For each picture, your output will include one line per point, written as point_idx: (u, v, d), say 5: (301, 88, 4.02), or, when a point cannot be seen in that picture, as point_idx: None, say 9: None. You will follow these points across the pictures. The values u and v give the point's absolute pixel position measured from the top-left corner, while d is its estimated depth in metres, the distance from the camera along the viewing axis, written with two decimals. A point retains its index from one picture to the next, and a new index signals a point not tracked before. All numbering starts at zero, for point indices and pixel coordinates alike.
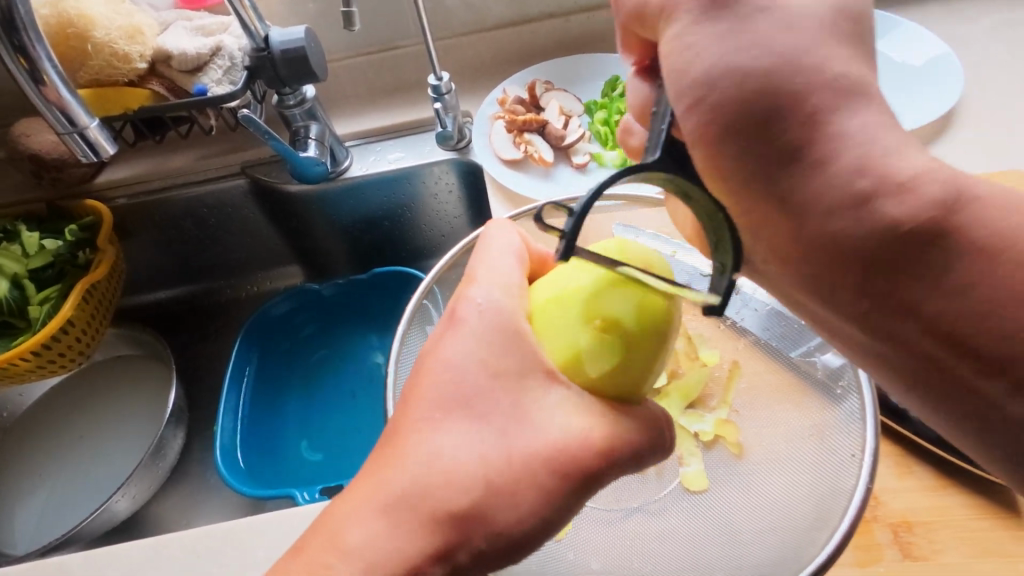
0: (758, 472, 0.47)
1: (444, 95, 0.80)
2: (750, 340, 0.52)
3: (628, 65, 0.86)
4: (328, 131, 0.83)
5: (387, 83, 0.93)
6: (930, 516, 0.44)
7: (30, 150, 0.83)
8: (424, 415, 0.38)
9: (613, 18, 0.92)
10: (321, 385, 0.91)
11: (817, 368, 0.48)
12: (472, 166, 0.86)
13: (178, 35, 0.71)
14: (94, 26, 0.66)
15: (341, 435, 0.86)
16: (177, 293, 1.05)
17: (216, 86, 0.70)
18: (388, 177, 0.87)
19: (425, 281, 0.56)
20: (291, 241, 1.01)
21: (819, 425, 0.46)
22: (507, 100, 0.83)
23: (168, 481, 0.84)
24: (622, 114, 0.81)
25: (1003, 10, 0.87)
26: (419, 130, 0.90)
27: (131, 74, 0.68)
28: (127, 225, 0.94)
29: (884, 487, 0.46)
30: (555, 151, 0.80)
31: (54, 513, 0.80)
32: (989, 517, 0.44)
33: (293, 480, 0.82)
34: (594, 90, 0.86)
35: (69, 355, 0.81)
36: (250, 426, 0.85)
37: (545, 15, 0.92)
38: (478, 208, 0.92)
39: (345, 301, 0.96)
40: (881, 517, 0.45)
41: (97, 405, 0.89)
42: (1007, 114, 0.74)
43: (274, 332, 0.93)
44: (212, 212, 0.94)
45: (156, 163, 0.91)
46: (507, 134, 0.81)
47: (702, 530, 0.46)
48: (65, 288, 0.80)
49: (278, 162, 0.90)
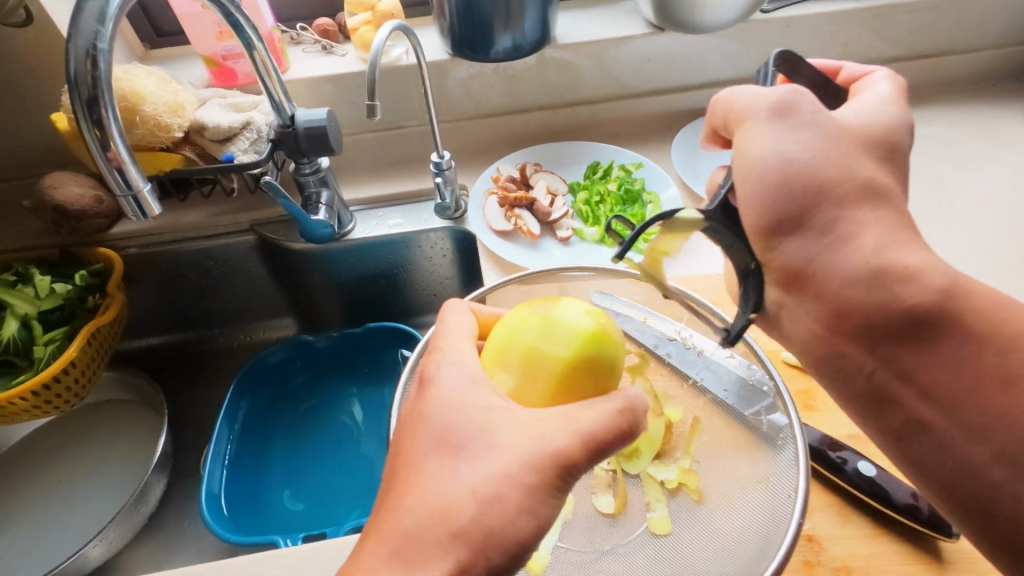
0: (714, 515, 0.52)
1: (445, 170, 0.90)
2: (709, 398, 0.59)
3: (607, 153, 0.98)
4: (337, 197, 0.91)
5: (393, 157, 1.04)
6: (866, 561, 0.50)
7: (55, 201, 0.89)
8: (428, 463, 0.42)
9: (594, 113, 1.06)
10: (306, 438, 0.94)
11: (765, 424, 0.54)
12: (466, 233, 0.94)
13: (213, 110, 0.80)
14: (143, 101, 0.73)
15: (325, 485, 0.88)
16: (170, 339, 1.08)
17: (243, 155, 0.79)
18: (387, 240, 0.95)
19: (421, 342, 0.60)
20: (289, 294, 1.06)
21: (766, 474, 0.52)
22: (500, 178, 0.94)
23: (146, 529, 0.84)
24: (601, 195, 0.91)
25: (922, 125, 1.03)
26: (418, 199, 0.99)
27: (169, 141, 0.76)
28: (133, 273, 0.98)
29: (827, 534, 0.52)
30: (541, 224, 0.90)
31: (23, 558, 0.79)
32: (916, 563, 0.50)
33: (273, 528, 0.83)
34: (578, 172, 0.98)
35: (64, 396, 0.83)
36: (236, 473, 0.87)
37: (535, 106, 1.05)
38: (470, 270, 0.99)
39: (336, 353, 1.00)
40: (825, 561, 0.50)
41: (80, 448, 0.89)
42: (927, 210, 0.87)
43: (267, 381, 0.96)
44: (217, 264, 1.00)
45: (169, 217, 0.97)
46: (499, 208, 0.90)
47: (664, 567, 0.50)
48: (71, 330, 0.84)
49: (287, 222, 0.97)
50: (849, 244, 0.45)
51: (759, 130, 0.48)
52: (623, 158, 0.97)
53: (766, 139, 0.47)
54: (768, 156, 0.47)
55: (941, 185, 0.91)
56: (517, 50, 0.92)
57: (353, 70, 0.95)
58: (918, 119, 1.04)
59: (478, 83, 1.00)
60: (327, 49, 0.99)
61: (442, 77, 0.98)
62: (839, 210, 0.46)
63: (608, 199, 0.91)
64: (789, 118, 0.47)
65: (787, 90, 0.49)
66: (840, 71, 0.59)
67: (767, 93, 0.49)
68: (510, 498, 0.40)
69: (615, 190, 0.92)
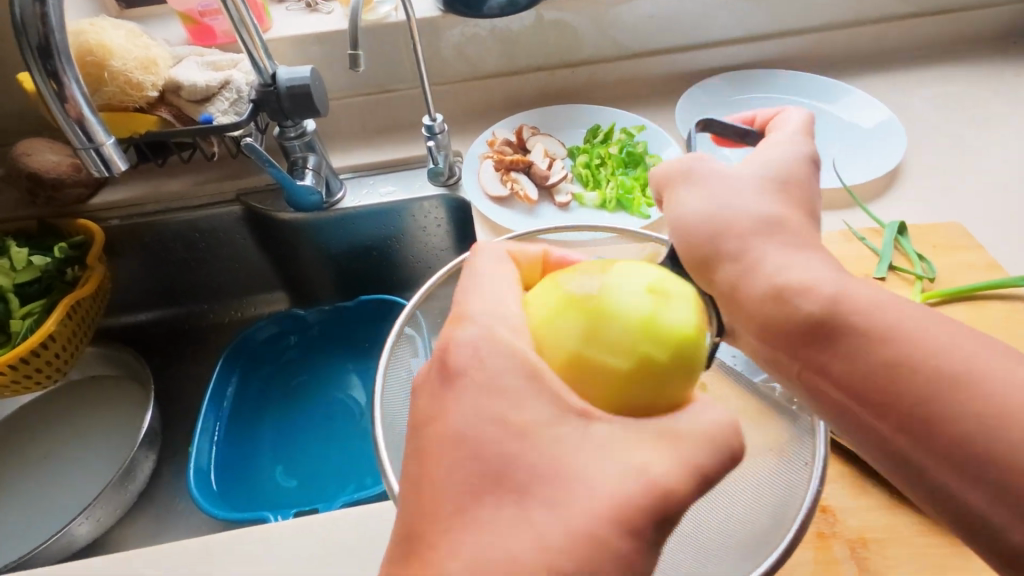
0: (723, 487, 0.50)
1: (437, 134, 0.85)
2: (716, 365, 0.55)
3: (608, 116, 0.93)
4: (325, 163, 0.87)
5: (383, 123, 0.99)
6: (884, 533, 0.47)
7: (29, 168, 0.85)
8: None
9: (595, 74, 1.01)
10: (298, 414, 0.91)
11: (776, 392, 0.51)
12: (461, 202, 0.90)
13: (190, 68, 0.75)
14: (112, 56, 0.69)
15: (318, 461, 0.85)
16: (158, 315, 1.05)
17: (222, 116, 0.74)
18: (379, 209, 0.91)
19: (410, 304, 0.57)
20: (279, 267, 1.02)
21: (778, 442, 0.49)
22: (496, 141, 0.89)
23: (135, 506, 0.82)
24: (602, 158, 0.87)
25: (940, 84, 0.98)
26: (411, 166, 0.95)
27: (142, 101, 0.72)
28: (116, 246, 0.94)
29: (842, 505, 0.49)
30: (539, 189, 0.85)
31: (8, 537, 0.77)
32: (938, 534, 0.47)
33: (265, 504, 0.81)
34: (577, 136, 0.93)
35: (46, 371, 0.80)
36: (226, 450, 0.84)
37: (533, 67, 1.00)
38: (465, 235, 0.94)
39: (329, 328, 0.97)
40: (839, 533, 0.47)
41: (66, 425, 0.87)
42: (946, 171, 0.82)
43: (257, 356, 0.94)
44: (203, 236, 0.96)
45: (151, 186, 0.93)
46: (495, 173, 0.86)
47: (670, 541, 0.47)
48: (49, 303, 0.80)
49: (274, 191, 0.93)
50: (763, 266, 0.43)
51: (688, 191, 0.49)
52: (624, 121, 0.92)
53: (699, 195, 0.48)
54: (699, 216, 0.47)
55: (961, 145, 0.86)
56: (511, 5, 0.89)
57: (338, 28, 0.89)
58: (936, 78, 0.99)
59: (472, 43, 0.95)
60: (312, 7, 0.94)
61: (434, 36, 0.93)
62: (746, 241, 0.44)
63: (609, 162, 0.86)
64: (697, 182, 0.49)
65: (685, 161, 0.51)
66: (751, 117, 0.58)
67: (686, 160, 0.51)
68: None
69: (617, 153, 0.87)
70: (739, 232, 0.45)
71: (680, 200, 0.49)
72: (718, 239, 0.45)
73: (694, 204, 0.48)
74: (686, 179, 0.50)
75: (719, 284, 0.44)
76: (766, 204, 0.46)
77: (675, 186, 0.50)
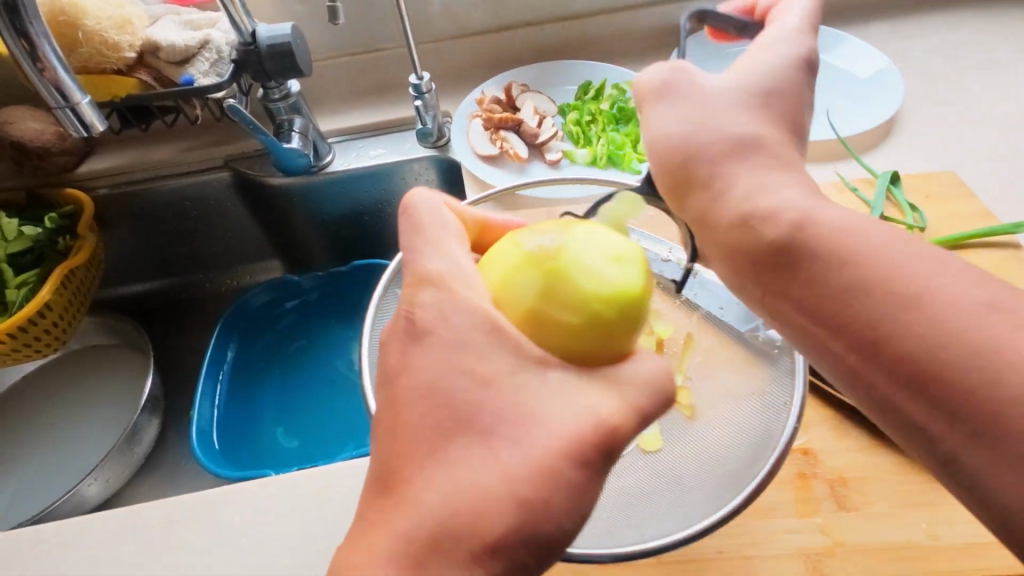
0: (706, 430, 0.51)
1: (424, 93, 0.84)
2: (701, 315, 0.56)
3: (599, 71, 0.91)
4: (312, 125, 0.85)
5: (370, 84, 0.97)
6: (863, 472, 0.48)
7: (13, 137, 0.84)
8: (402, 380, 0.40)
9: (586, 28, 0.98)
10: (299, 377, 0.92)
11: (760, 337, 0.51)
12: (451, 163, 0.89)
13: (166, 28, 0.73)
14: (86, 15, 0.68)
15: (318, 423, 0.87)
16: (155, 285, 1.05)
17: (203, 78, 0.73)
18: (368, 171, 0.90)
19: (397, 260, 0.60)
20: (271, 234, 1.02)
21: (761, 385, 0.50)
22: (485, 100, 0.87)
23: (142, 469, 0.84)
24: (593, 115, 0.86)
25: (943, 32, 0.95)
26: (399, 128, 0.93)
27: (120, 62, 0.71)
28: (106, 215, 0.94)
29: (823, 447, 0.50)
30: (529, 148, 0.84)
31: (21, 499, 0.79)
32: (915, 472, 0.48)
33: (269, 463, 0.83)
34: (568, 93, 0.91)
35: (45, 339, 0.81)
36: (228, 412, 0.86)
37: (522, 23, 0.97)
38: (453, 187, 0.92)
39: (324, 293, 0.98)
40: (820, 473, 0.48)
41: (69, 393, 0.88)
42: (944, 121, 0.80)
43: (254, 322, 0.94)
44: (194, 204, 0.95)
45: (139, 154, 0.92)
46: (484, 132, 0.85)
47: (654, 482, 0.49)
48: (44, 273, 0.81)
49: (262, 156, 0.91)
50: None
51: (670, 106, 0.43)
52: (616, 76, 0.90)
53: (676, 113, 0.42)
54: (677, 137, 0.42)
55: (959, 94, 0.84)
56: None
57: None
58: (939, 24, 0.96)
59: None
60: None
61: None
62: (718, 169, 0.40)
63: (600, 118, 0.85)
64: (686, 95, 0.43)
65: (686, 65, 0.44)
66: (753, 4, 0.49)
67: (663, 71, 0.44)
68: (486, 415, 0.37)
69: (608, 109, 0.85)
70: (719, 154, 0.40)
71: (647, 125, 0.43)
72: (696, 149, 0.41)
73: (669, 124, 0.42)
74: (657, 98, 0.43)
75: (738, 202, 0.40)
76: (771, 121, 0.42)
77: (649, 103, 0.44)
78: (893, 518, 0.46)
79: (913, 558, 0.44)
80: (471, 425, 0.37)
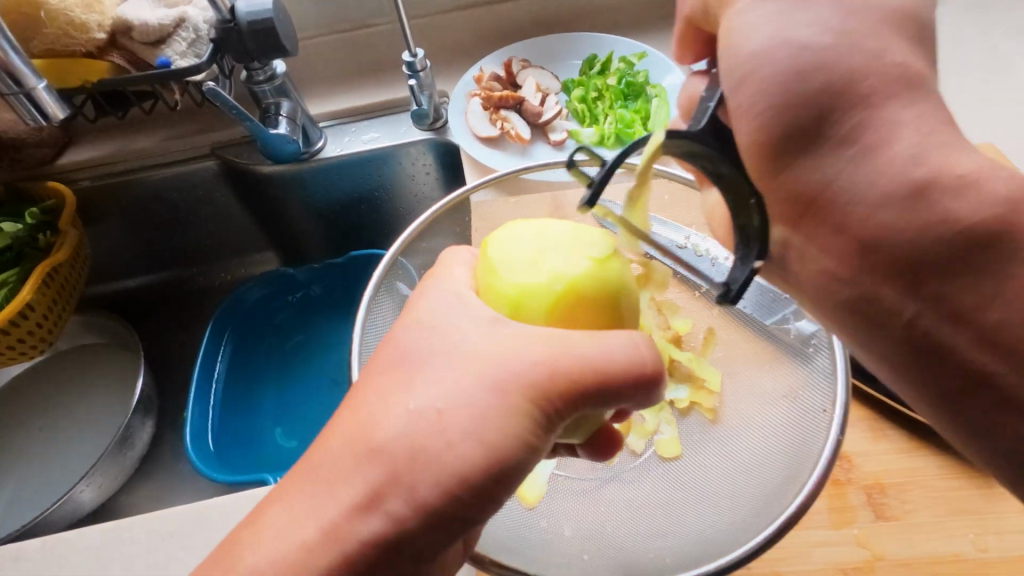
0: (732, 435, 0.47)
1: (419, 72, 0.78)
2: (723, 308, 0.52)
3: (605, 43, 0.85)
4: (300, 109, 0.80)
5: (362, 63, 0.92)
6: (902, 477, 0.44)
7: None
8: (396, 392, 0.36)
9: None
10: (296, 372, 0.89)
11: (789, 333, 0.48)
12: (449, 146, 0.84)
13: (140, 6, 0.68)
14: None
15: (318, 421, 0.84)
16: (146, 281, 1.01)
17: (181, 59, 0.67)
18: (363, 157, 0.85)
19: (390, 252, 0.56)
20: (265, 226, 0.97)
21: (793, 387, 0.46)
22: (484, 77, 0.82)
23: (138, 472, 0.81)
24: (599, 91, 0.80)
25: None
26: (394, 110, 0.88)
27: (88, 44, 0.66)
28: (90, 209, 0.90)
29: (858, 449, 0.46)
30: (532, 128, 0.79)
31: (15, 506, 0.77)
32: (961, 476, 0.44)
33: (269, 465, 0.80)
34: (572, 67, 0.85)
35: (31, 340, 0.78)
36: (224, 413, 0.83)
37: None
38: (454, 173, 0.88)
39: (321, 285, 0.94)
40: (855, 480, 0.45)
41: (62, 395, 0.86)
42: (981, 88, 0.74)
43: (249, 318, 0.91)
44: (182, 195, 0.91)
45: (121, 143, 0.87)
46: (483, 112, 0.79)
47: (677, 493, 0.45)
48: (24, 271, 0.77)
49: (250, 143, 0.86)
50: None
51: (753, 8, 0.36)
52: (624, 49, 0.84)
53: (761, 17, 0.35)
54: (772, 47, 0.34)
55: (996, 58, 0.78)
56: None
57: None
58: None
59: None
60: None
61: None
62: (858, 107, 0.33)
63: (607, 94, 0.79)
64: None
65: None
66: None
67: None
68: (491, 432, 0.33)
69: (615, 84, 0.80)
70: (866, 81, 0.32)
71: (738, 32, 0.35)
72: (837, 66, 0.32)
73: (753, 34, 0.35)
74: (739, 0, 0.36)
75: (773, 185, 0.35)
76: (875, 44, 0.33)
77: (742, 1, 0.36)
78: (937, 528, 0.42)
79: (959, 573, 0.41)
80: (474, 444, 0.33)
